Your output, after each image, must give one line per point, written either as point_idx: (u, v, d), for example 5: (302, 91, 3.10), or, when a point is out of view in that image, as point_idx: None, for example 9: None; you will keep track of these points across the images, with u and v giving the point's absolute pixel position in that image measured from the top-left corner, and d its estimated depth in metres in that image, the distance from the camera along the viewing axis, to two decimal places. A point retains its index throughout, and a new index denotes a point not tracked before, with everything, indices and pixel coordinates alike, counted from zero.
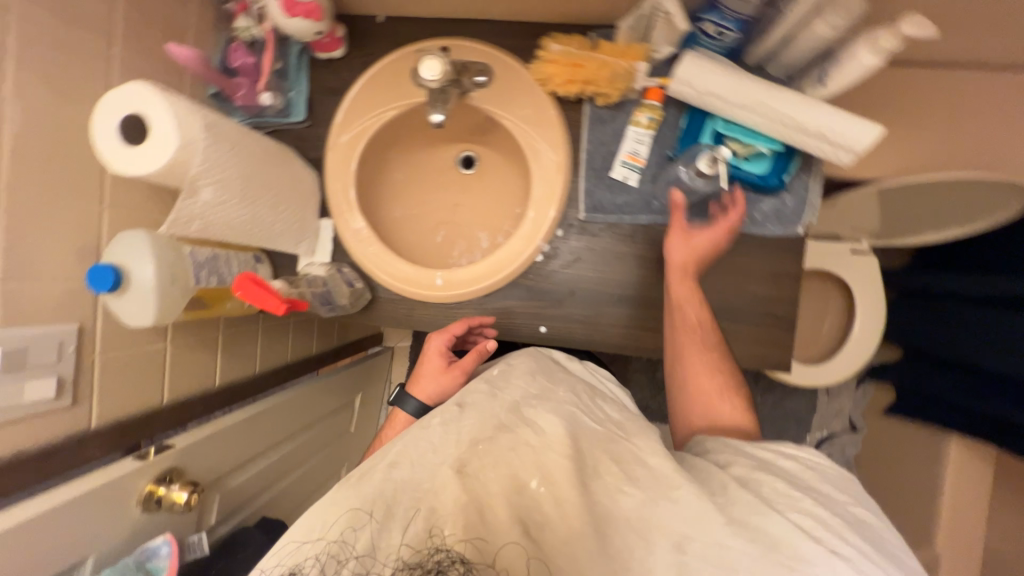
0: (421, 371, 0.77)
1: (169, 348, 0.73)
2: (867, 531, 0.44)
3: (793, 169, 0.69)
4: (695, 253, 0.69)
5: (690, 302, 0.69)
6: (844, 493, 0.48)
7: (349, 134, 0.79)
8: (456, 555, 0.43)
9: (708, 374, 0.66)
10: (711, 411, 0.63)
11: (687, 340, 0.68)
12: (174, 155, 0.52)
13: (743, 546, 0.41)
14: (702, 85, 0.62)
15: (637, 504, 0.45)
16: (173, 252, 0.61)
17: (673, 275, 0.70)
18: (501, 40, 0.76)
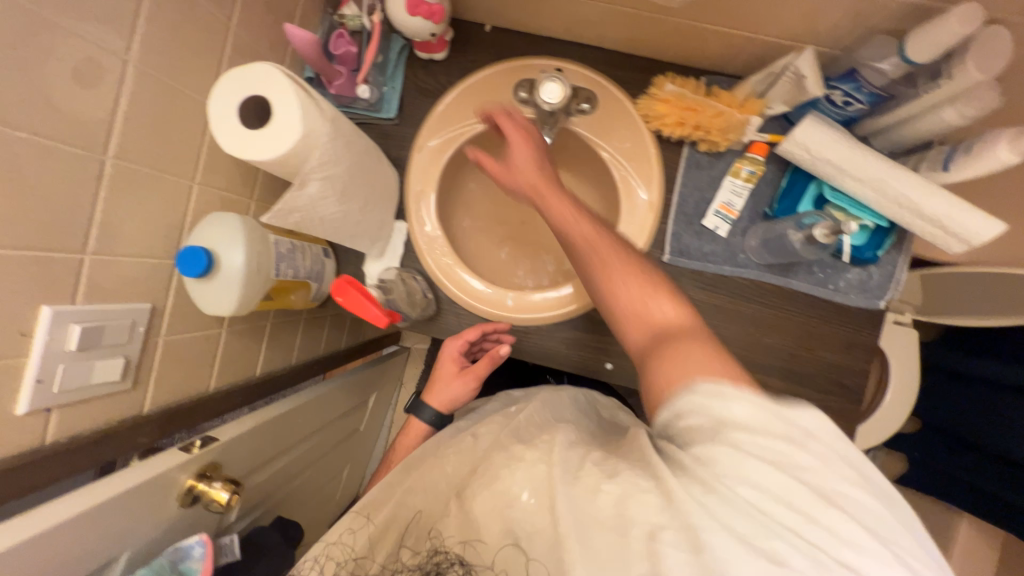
0: (436, 379, 0.76)
1: (224, 334, 0.69)
2: (864, 493, 0.34)
3: (887, 245, 0.69)
4: (541, 167, 0.62)
5: (568, 213, 0.59)
6: (819, 434, 0.37)
7: (438, 139, 0.76)
8: (455, 558, 0.42)
9: (626, 276, 0.55)
10: (644, 321, 0.52)
11: (595, 256, 0.57)
12: (296, 142, 0.49)
13: (715, 535, 0.34)
14: (823, 154, 0.62)
15: (614, 503, 0.39)
16: (261, 240, 0.58)
17: (543, 196, 0.60)
18: (609, 70, 0.75)
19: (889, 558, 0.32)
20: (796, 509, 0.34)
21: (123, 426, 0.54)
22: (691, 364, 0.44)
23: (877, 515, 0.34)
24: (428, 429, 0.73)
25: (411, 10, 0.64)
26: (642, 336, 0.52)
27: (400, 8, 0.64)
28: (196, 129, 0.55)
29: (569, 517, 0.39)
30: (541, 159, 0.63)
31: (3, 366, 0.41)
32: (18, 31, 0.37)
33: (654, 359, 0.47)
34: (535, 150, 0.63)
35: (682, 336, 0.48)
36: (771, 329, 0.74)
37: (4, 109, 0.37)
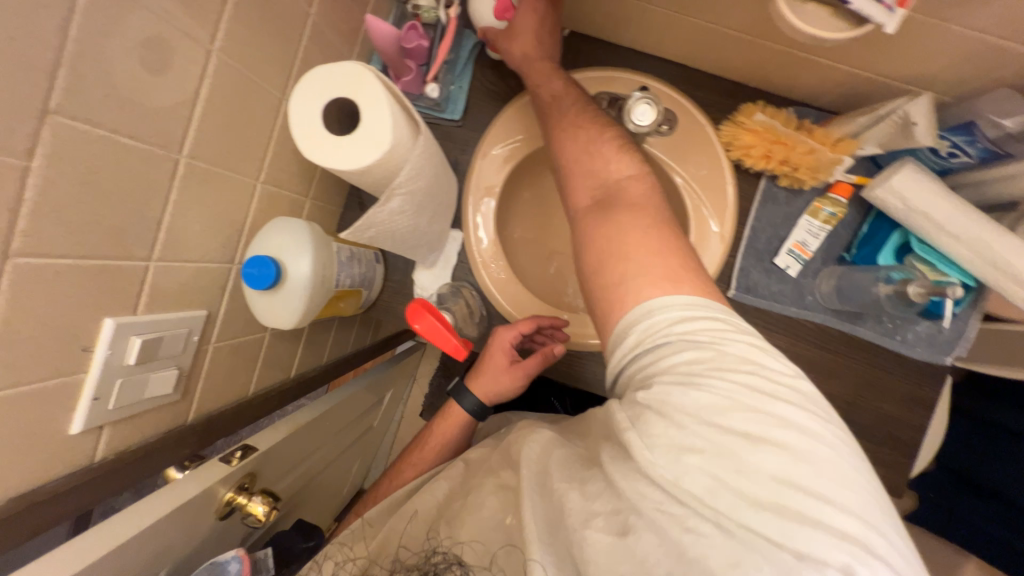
0: (484, 363, 0.71)
1: (268, 337, 0.65)
2: (779, 453, 0.37)
3: (964, 302, 0.67)
4: (536, 36, 0.60)
5: (547, 81, 0.61)
6: (734, 371, 0.40)
7: (503, 147, 0.72)
8: (454, 559, 0.45)
9: (587, 137, 0.57)
10: (598, 181, 0.55)
11: (561, 123, 0.59)
12: (383, 156, 0.45)
13: (649, 495, 0.39)
14: (913, 199, 0.59)
15: (591, 503, 0.41)
16: (325, 249, 0.54)
17: (530, 73, 0.62)
18: (690, 91, 0.71)
19: (798, 511, 0.35)
20: (709, 464, 0.38)
21: (168, 438, 0.51)
22: (636, 242, 0.48)
23: (791, 454, 0.37)
24: (467, 416, 0.71)
25: (498, 16, 0.60)
26: (589, 192, 0.55)
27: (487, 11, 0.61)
28: (266, 125, 0.51)
29: (536, 517, 0.43)
30: (543, 25, 0.60)
31: (62, 383, 0.37)
32: (107, 15, 0.32)
33: (604, 230, 0.51)
34: (545, 22, 0.60)
35: (633, 198, 0.52)
36: (829, 375, 0.73)
37: (88, 106, 0.33)
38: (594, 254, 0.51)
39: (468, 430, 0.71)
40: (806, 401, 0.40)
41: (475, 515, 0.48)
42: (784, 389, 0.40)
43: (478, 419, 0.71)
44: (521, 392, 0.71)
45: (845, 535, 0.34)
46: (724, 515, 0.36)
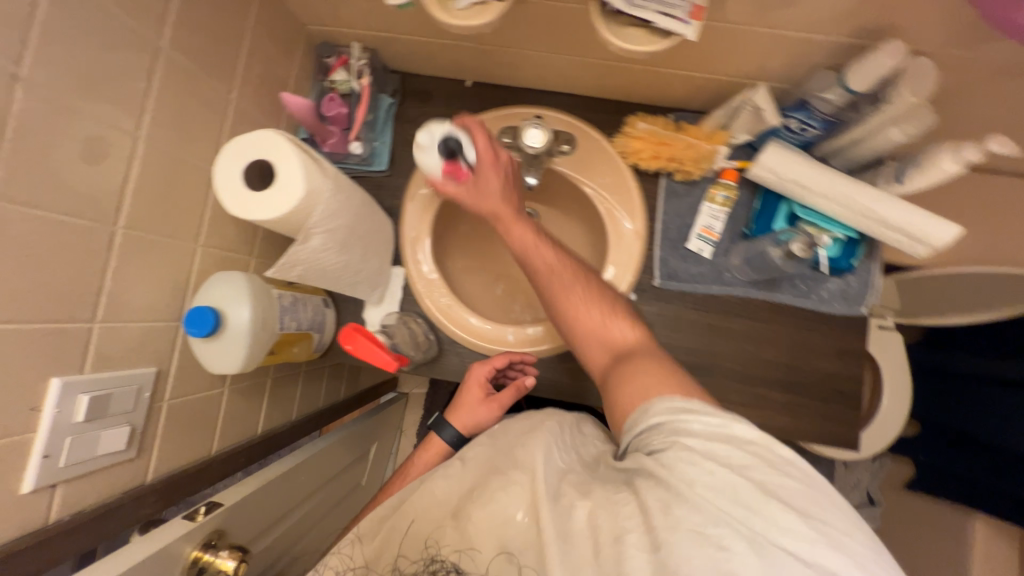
0: (461, 398, 0.74)
1: (226, 392, 0.68)
2: (791, 493, 0.42)
3: (861, 255, 0.73)
4: (504, 196, 0.65)
5: (537, 252, 0.65)
6: (745, 434, 0.46)
7: (428, 186, 0.80)
8: (450, 565, 0.48)
9: (592, 309, 0.63)
10: (606, 346, 0.62)
11: (558, 286, 0.64)
12: (298, 202, 0.52)
13: (686, 519, 0.41)
14: (790, 173, 0.67)
15: (612, 519, 0.44)
16: (265, 295, 0.59)
17: (509, 228, 0.65)
18: (583, 114, 0.81)
19: (814, 536, 0.39)
20: (741, 500, 0.41)
21: (128, 497, 0.53)
22: (648, 368, 0.55)
23: (803, 491, 0.42)
24: (446, 448, 0.71)
25: (445, 174, 0.63)
26: (602, 354, 0.62)
27: (432, 167, 0.63)
28: (200, 194, 0.58)
29: (551, 522, 0.46)
30: (510, 186, 0.65)
31: (11, 442, 0.40)
32: (35, 116, 0.39)
33: (620, 370, 0.57)
34: (507, 181, 0.65)
35: (641, 355, 0.58)
36: (765, 342, 0.77)
37: (24, 190, 0.39)
38: (612, 378, 0.58)
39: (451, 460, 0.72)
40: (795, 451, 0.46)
41: (477, 532, 0.49)
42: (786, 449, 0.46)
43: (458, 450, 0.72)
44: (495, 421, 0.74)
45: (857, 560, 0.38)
46: (757, 535, 0.39)
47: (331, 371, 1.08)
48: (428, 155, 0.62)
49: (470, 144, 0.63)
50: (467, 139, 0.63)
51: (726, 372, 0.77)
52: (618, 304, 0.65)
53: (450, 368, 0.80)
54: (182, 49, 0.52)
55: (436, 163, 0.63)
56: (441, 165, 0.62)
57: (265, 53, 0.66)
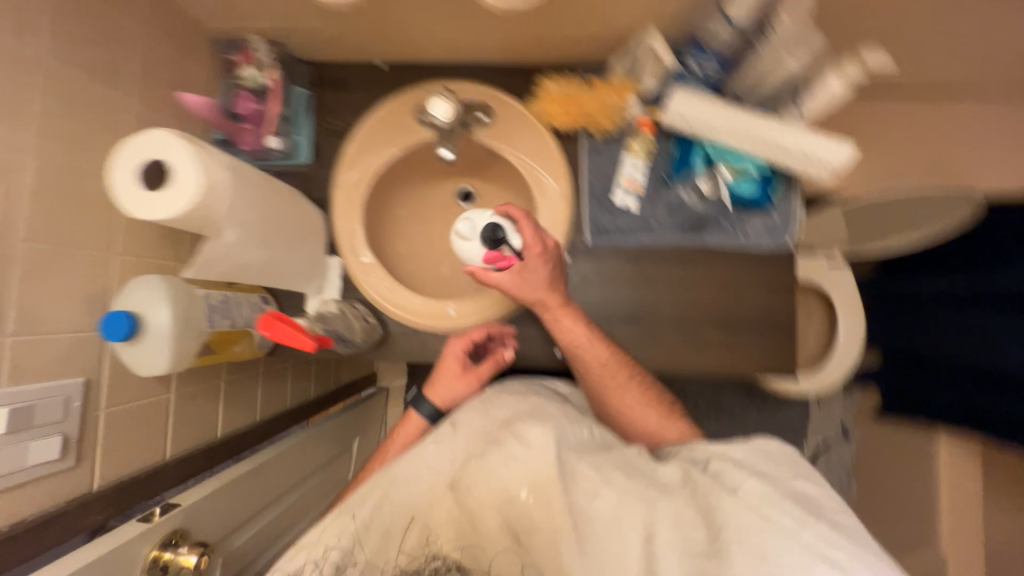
0: (438, 373, 0.77)
1: (173, 398, 0.69)
2: (826, 508, 0.49)
3: (778, 188, 0.74)
4: (550, 282, 0.70)
5: (594, 347, 0.73)
6: (781, 463, 0.55)
7: (354, 173, 0.80)
8: (452, 563, 0.55)
9: (639, 399, 0.75)
10: (651, 429, 0.72)
11: (604, 377, 0.74)
12: (195, 189, 0.51)
13: (731, 520, 0.47)
14: (694, 116, 0.68)
15: (634, 509, 0.49)
16: (187, 296, 0.59)
17: (556, 316, 0.71)
18: (500, 83, 0.82)
19: (855, 543, 0.45)
20: (790, 511, 0.47)
21: (71, 506, 0.54)
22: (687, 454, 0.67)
23: (836, 508, 0.49)
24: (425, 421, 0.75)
25: (487, 261, 0.67)
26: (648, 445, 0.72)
27: (475, 255, 0.67)
28: (105, 203, 0.58)
29: (567, 511, 0.50)
30: (557, 277, 0.71)
31: None
32: None
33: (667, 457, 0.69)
34: (553, 267, 0.70)
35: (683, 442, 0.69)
36: (699, 286, 0.79)
37: None
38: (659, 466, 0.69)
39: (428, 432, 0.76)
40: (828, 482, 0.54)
41: (481, 519, 0.55)
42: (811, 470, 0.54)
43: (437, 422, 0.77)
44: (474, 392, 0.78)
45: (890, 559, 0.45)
46: (812, 542, 0.44)
47: (297, 371, 1.10)
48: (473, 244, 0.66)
49: (515, 232, 0.67)
50: (512, 232, 0.67)
51: (664, 319, 0.79)
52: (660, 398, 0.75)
53: (399, 349, 0.81)
54: (57, 58, 0.52)
55: (480, 251, 0.67)
56: (484, 253, 0.66)
57: (159, 56, 0.66)
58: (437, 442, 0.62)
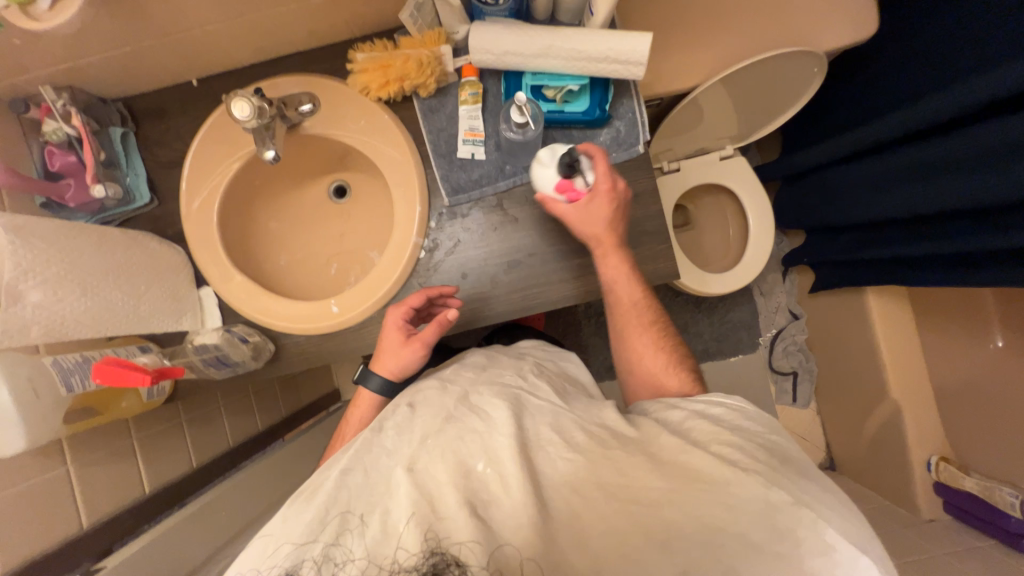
0: (382, 346, 0.74)
1: (74, 469, 0.69)
2: (778, 452, 0.52)
3: (611, 98, 0.74)
4: (608, 223, 0.71)
5: (627, 287, 0.73)
6: (748, 418, 0.57)
7: (198, 199, 0.78)
8: (451, 559, 0.45)
9: (651, 353, 0.75)
10: (657, 386, 0.72)
11: (629, 320, 0.75)
12: None
13: (695, 461, 0.50)
14: (499, 49, 0.66)
15: (576, 468, 0.51)
16: (28, 365, 0.58)
17: (604, 253, 0.72)
18: (317, 67, 0.78)
19: (803, 478, 0.48)
20: (747, 455, 0.50)
21: None
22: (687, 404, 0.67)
23: (791, 454, 0.53)
24: (377, 396, 0.74)
25: (558, 190, 0.71)
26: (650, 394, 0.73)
27: (549, 182, 0.71)
28: None
29: (523, 480, 0.49)
30: (616, 222, 0.72)
31: None
32: None
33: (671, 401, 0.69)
34: (614, 209, 0.71)
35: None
36: None
37: None
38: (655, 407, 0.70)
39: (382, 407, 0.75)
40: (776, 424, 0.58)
41: (438, 498, 0.49)
42: (765, 420, 0.58)
43: (388, 395, 0.75)
44: (422, 360, 0.74)
45: (832, 492, 0.48)
46: (767, 476, 0.47)
47: (237, 408, 1.10)
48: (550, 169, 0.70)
49: (591, 169, 0.71)
50: (589, 167, 0.70)
51: (545, 258, 0.79)
52: (678, 358, 0.74)
53: (298, 360, 0.81)
54: None
55: (553, 179, 0.71)
56: (559, 180, 0.70)
57: None
58: (397, 430, 0.59)
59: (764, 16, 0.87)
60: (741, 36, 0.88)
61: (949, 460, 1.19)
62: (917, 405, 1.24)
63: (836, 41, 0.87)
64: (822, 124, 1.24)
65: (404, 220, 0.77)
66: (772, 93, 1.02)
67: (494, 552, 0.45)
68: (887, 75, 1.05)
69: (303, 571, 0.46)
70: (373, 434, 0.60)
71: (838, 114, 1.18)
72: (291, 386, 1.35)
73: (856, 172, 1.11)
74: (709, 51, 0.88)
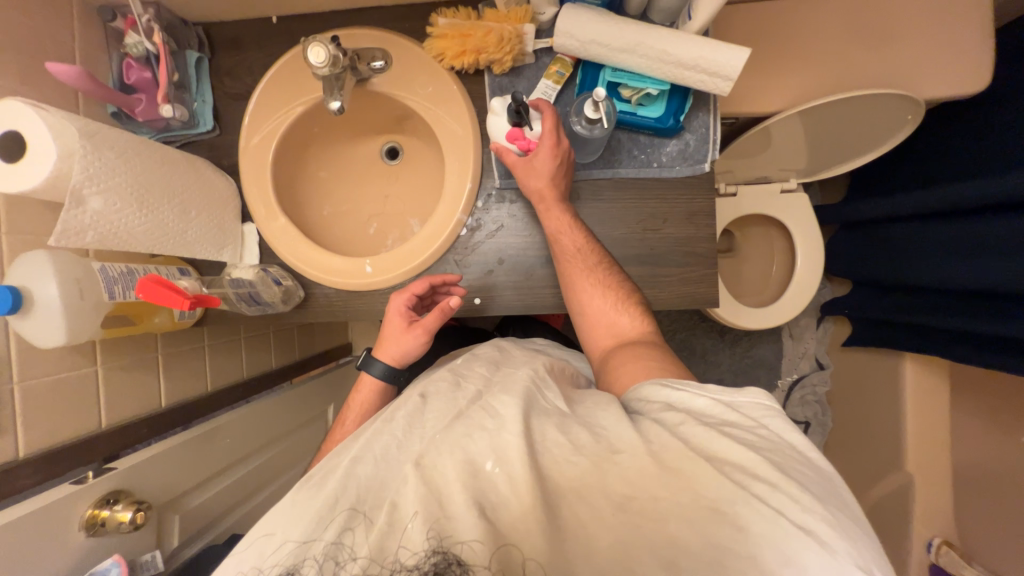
0: (385, 334, 0.75)
1: (102, 371, 0.72)
2: (796, 472, 0.45)
3: (688, 109, 0.71)
4: (551, 177, 0.69)
5: (570, 234, 0.72)
6: (755, 424, 0.50)
7: (259, 135, 0.79)
8: (454, 557, 0.42)
9: (601, 296, 0.71)
10: (613, 329, 0.70)
11: (576, 269, 0.72)
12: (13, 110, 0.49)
13: (705, 476, 0.44)
14: (587, 35, 0.63)
15: (580, 471, 0.47)
16: (78, 267, 0.60)
17: (547, 208, 0.71)
18: (396, 24, 0.77)
19: (824, 510, 0.42)
20: (759, 478, 0.44)
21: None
22: (634, 364, 0.63)
23: (813, 472, 0.46)
24: (379, 380, 0.75)
25: (509, 140, 0.70)
26: (609, 339, 0.70)
27: (501, 131, 0.70)
28: None
29: (533, 487, 0.45)
30: (560, 176, 0.70)
31: None
32: None
33: (626, 357, 0.65)
34: (559, 164, 0.69)
35: (640, 343, 0.66)
36: (617, 220, 0.76)
37: None
38: (610, 366, 0.66)
39: (384, 394, 0.76)
40: (775, 411, 0.52)
41: (448, 495, 0.47)
42: (780, 424, 0.51)
43: (390, 381, 0.76)
44: (424, 347, 0.75)
45: (853, 524, 0.43)
46: (775, 508, 0.42)
47: (255, 343, 1.12)
48: (499, 120, 0.70)
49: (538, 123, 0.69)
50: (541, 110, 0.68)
51: None
52: (634, 298, 0.72)
53: (323, 311, 0.82)
54: None
55: (506, 128, 0.70)
56: (508, 130, 0.69)
57: None
58: (409, 417, 0.61)
59: (867, 51, 0.81)
60: (834, 69, 0.83)
61: (954, 545, 1.13)
62: (932, 483, 1.19)
63: (941, 88, 0.80)
64: (900, 175, 1.17)
65: (452, 194, 0.77)
66: (856, 126, 0.94)
67: (499, 551, 0.42)
68: (979, 136, 0.98)
69: (304, 571, 0.44)
70: (384, 423, 0.61)
71: (920, 167, 1.11)
72: (308, 333, 1.38)
73: (919, 233, 1.05)
74: (799, 78, 0.83)
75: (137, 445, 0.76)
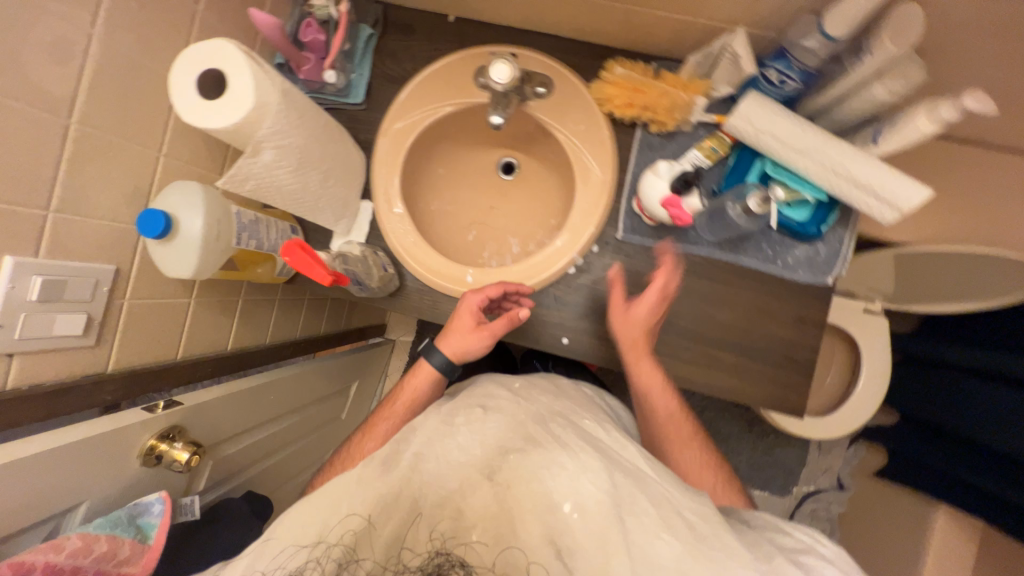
0: (452, 324, 0.73)
1: (193, 303, 0.73)
2: None
3: (832, 220, 0.71)
4: (646, 329, 0.73)
5: (660, 397, 0.74)
6: None
7: (403, 121, 0.80)
8: (456, 559, 0.42)
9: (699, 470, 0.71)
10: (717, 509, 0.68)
11: (668, 437, 0.73)
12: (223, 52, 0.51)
13: None
14: (766, 126, 0.64)
15: (676, 556, 0.43)
16: (222, 209, 0.61)
17: (637, 359, 0.74)
18: (566, 56, 0.78)
19: None
20: None
21: (87, 381, 0.59)
22: None
23: None
24: (435, 372, 0.73)
25: (664, 203, 0.69)
26: None
27: (659, 193, 0.70)
28: (161, 109, 0.61)
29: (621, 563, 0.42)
30: (651, 330, 0.74)
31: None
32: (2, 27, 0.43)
33: None
34: (653, 317, 0.74)
35: None
36: (725, 304, 0.76)
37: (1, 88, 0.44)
38: None
39: (437, 386, 0.74)
40: None
41: (521, 526, 0.44)
42: None
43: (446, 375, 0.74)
44: (486, 349, 0.73)
45: None
46: None
47: (313, 306, 1.12)
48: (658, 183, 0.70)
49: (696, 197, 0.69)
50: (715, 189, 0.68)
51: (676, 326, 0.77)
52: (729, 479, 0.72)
53: (410, 304, 0.82)
54: None
55: (662, 192, 0.70)
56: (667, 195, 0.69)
57: None
58: (469, 422, 0.54)
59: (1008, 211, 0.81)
60: (956, 218, 0.85)
61: None
62: None
63: None
64: None
65: (572, 232, 0.77)
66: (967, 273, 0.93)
67: (501, 551, 0.43)
68: None
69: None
70: (444, 424, 0.54)
71: None
72: (355, 306, 1.38)
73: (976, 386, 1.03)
74: None
75: (181, 389, 0.73)
